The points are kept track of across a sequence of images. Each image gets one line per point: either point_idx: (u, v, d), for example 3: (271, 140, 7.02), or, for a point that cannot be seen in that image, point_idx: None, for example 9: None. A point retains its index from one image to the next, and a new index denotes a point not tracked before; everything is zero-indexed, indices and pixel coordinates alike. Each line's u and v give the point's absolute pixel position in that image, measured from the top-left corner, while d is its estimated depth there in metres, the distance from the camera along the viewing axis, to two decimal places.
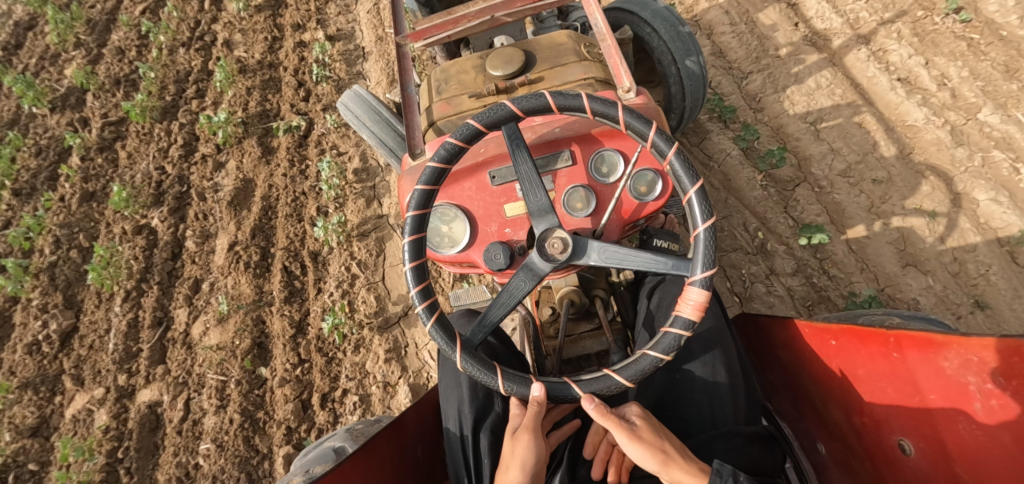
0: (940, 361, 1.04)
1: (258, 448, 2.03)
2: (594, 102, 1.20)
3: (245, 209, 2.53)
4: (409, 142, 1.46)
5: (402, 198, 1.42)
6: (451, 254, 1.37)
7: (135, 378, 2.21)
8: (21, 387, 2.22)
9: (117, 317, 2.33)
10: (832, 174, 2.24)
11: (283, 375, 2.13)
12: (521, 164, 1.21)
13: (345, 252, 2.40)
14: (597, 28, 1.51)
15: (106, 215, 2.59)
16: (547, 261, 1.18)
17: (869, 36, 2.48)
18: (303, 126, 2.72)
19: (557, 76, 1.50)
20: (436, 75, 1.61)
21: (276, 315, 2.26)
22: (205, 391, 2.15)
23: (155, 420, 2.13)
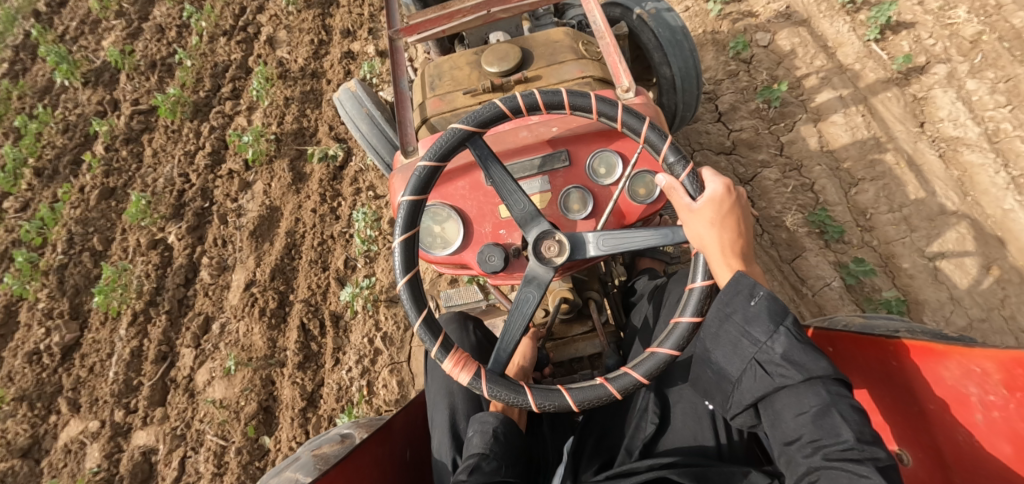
0: (940, 370, 1.03)
1: None
2: (599, 103, 1.16)
3: (267, 242, 2.48)
4: (402, 138, 1.44)
5: (394, 196, 1.39)
6: (443, 255, 1.34)
7: (133, 416, 2.20)
8: (16, 400, 2.26)
9: (121, 341, 2.33)
10: (947, 329, 1.85)
11: (287, 453, 2.04)
12: (644, 233, 1.12)
13: (370, 321, 2.26)
14: (595, 25, 1.48)
15: (123, 221, 2.60)
16: (544, 264, 1.14)
17: (1008, 155, 2.04)
18: (338, 156, 2.59)
19: (554, 74, 1.47)
20: (429, 70, 1.58)
21: (286, 380, 2.17)
22: (203, 451, 2.11)
23: (147, 470, 2.12)
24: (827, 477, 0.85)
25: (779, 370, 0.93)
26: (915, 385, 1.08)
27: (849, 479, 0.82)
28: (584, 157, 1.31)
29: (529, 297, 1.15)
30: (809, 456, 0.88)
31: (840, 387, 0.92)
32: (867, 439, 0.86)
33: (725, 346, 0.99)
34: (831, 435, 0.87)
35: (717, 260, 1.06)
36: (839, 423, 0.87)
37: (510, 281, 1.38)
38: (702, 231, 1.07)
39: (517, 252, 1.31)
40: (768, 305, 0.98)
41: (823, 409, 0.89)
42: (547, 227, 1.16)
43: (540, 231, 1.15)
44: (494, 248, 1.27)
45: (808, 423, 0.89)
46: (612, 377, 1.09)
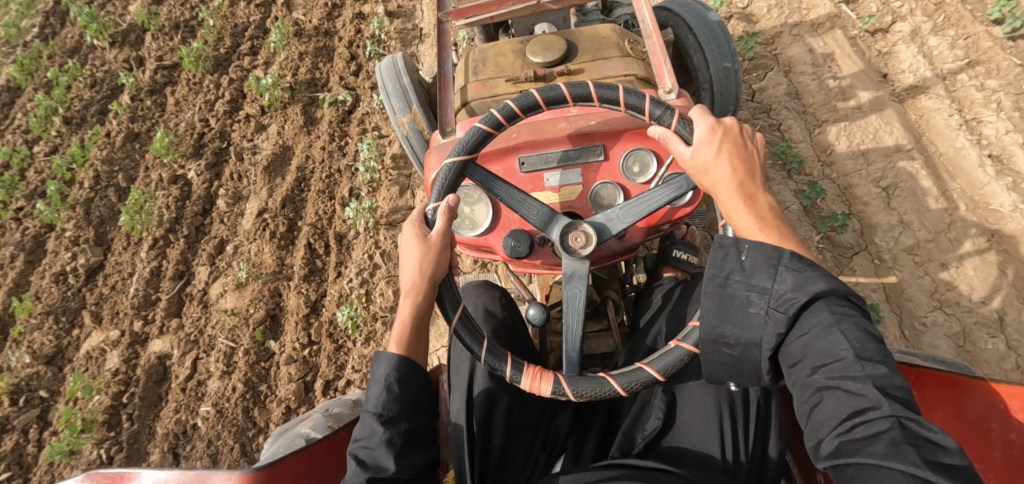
0: (964, 404, 1.06)
1: (255, 421, 2.05)
2: (573, 88, 1.16)
3: (279, 177, 2.53)
4: (442, 119, 1.46)
5: (428, 173, 1.41)
6: (470, 237, 1.36)
7: (150, 327, 2.29)
8: (43, 314, 2.34)
9: (142, 262, 2.41)
10: (896, 248, 1.99)
11: (290, 353, 2.15)
12: (660, 191, 1.17)
13: (370, 240, 2.35)
14: (643, 25, 1.47)
15: (147, 159, 2.67)
16: (571, 254, 1.15)
17: (964, 101, 2.15)
18: (348, 101, 2.65)
19: (597, 69, 1.47)
20: (473, 55, 1.59)
21: (293, 291, 2.27)
22: (214, 354, 2.19)
23: (163, 372, 2.21)
24: (829, 397, 0.89)
25: (791, 309, 0.95)
26: (933, 417, 1.10)
27: (848, 399, 0.87)
28: (619, 154, 1.31)
29: (576, 292, 1.16)
30: (810, 375, 0.92)
31: (844, 306, 0.94)
32: (866, 355, 0.89)
33: (736, 306, 0.98)
34: (832, 355, 0.90)
35: (726, 190, 1.05)
36: (840, 343, 0.90)
37: (533, 268, 1.40)
38: (709, 161, 1.07)
39: (543, 241, 1.33)
40: (761, 254, 0.99)
41: (825, 328, 0.92)
42: (569, 220, 1.17)
43: (566, 224, 1.16)
44: (520, 234, 1.29)
45: (812, 346, 0.93)
46: (649, 360, 1.10)
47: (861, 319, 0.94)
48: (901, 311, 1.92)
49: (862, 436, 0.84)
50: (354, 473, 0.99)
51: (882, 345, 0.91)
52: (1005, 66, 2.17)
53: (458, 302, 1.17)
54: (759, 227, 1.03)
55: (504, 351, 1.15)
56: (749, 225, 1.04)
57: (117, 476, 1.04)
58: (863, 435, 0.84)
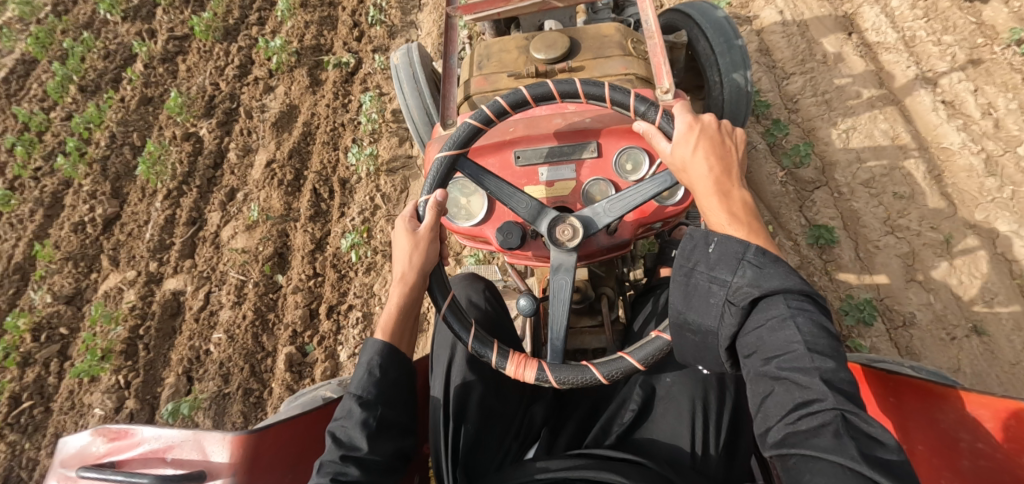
0: (936, 414, 1.07)
1: (264, 345, 2.18)
2: (561, 85, 1.21)
3: (286, 132, 2.67)
4: (443, 112, 1.51)
5: (427, 163, 1.45)
6: (465, 226, 1.40)
7: (165, 267, 2.42)
8: (63, 259, 2.45)
9: (156, 211, 2.53)
10: (854, 182, 2.20)
11: (297, 284, 2.29)
12: (649, 184, 1.21)
13: (372, 184, 2.50)
14: (647, 25, 1.49)
15: (160, 120, 2.78)
16: (558, 247, 1.18)
17: (921, 55, 2.36)
18: (351, 64, 2.80)
19: (598, 68, 1.50)
20: (479, 50, 1.62)
21: (299, 230, 2.41)
22: (225, 287, 2.32)
23: (176, 307, 2.32)
24: (778, 388, 0.92)
25: (745, 301, 0.99)
26: (907, 425, 1.12)
27: (797, 391, 0.91)
28: (612, 151, 1.34)
29: (563, 284, 1.19)
30: (764, 366, 0.95)
31: (801, 300, 0.97)
32: (817, 349, 0.92)
33: (699, 297, 1.04)
34: (784, 347, 0.94)
35: (703, 185, 1.10)
36: (792, 336, 0.94)
37: (526, 260, 1.43)
38: (688, 156, 1.12)
39: (535, 234, 1.37)
40: (726, 248, 1.04)
41: (780, 321, 0.95)
42: (556, 214, 1.20)
43: (552, 218, 1.20)
44: (512, 226, 1.32)
45: (766, 338, 0.96)
46: (629, 350, 1.14)
47: (817, 314, 0.97)
48: (856, 237, 2.11)
49: (806, 428, 0.87)
50: (329, 450, 1.02)
51: (834, 340, 0.94)
52: (961, 23, 2.39)
53: (447, 292, 1.20)
54: (729, 222, 1.07)
55: (490, 339, 1.19)
56: (721, 220, 1.08)
57: (120, 433, 1.07)
58: (808, 427, 0.87)
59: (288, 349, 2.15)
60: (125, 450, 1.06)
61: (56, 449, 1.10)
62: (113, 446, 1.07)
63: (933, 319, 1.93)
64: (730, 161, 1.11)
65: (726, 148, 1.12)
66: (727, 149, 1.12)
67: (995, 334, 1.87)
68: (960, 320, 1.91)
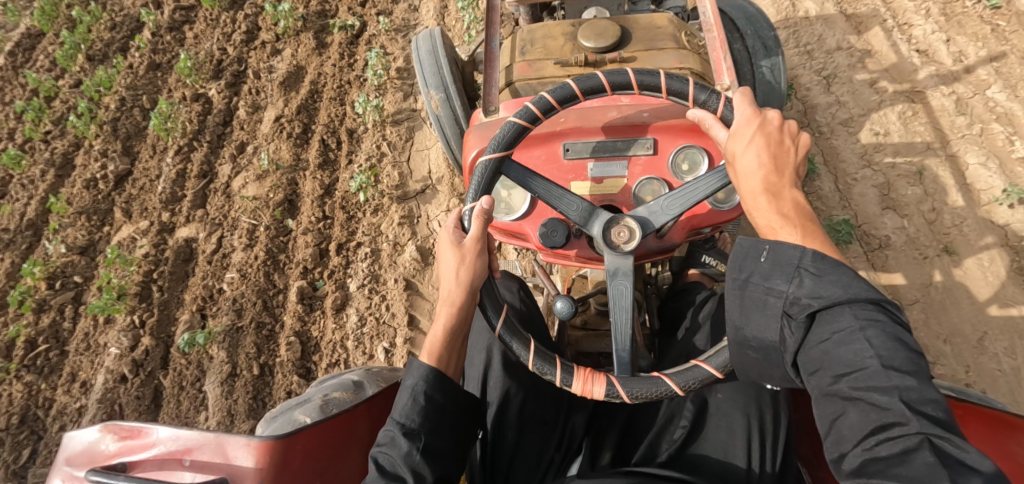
0: (1012, 445, 1.02)
1: (276, 282, 2.19)
2: (612, 77, 1.12)
3: (294, 91, 2.58)
4: (485, 98, 1.42)
5: (466, 151, 1.34)
6: (505, 221, 1.32)
7: (177, 217, 2.36)
8: (75, 214, 2.37)
9: (168, 166, 2.45)
10: (833, 122, 2.29)
11: (307, 226, 2.28)
12: (705, 181, 1.12)
13: (378, 133, 2.49)
14: (704, 17, 1.41)
15: (169, 83, 2.67)
16: (614, 251, 1.10)
17: (897, 11, 2.45)
18: (357, 26, 2.70)
19: (650, 60, 1.41)
20: (521, 35, 1.52)
21: (309, 178, 2.38)
22: (237, 231, 2.30)
23: (189, 253, 2.29)
24: (852, 408, 0.85)
25: (804, 313, 0.91)
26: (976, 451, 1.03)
27: (871, 412, 0.83)
28: (669, 149, 1.25)
29: (622, 290, 1.10)
30: (832, 384, 0.88)
31: (871, 311, 0.89)
32: (893, 365, 0.84)
33: (754, 308, 0.95)
34: (854, 364, 0.86)
35: (751, 182, 1.02)
36: (863, 350, 0.86)
37: (565, 259, 1.37)
38: (738, 149, 1.04)
39: (578, 232, 1.29)
40: (782, 255, 0.95)
41: (849, 335, 0.87)
42: (609, 216, 1.12)
43: (605, 220, 1.11)
44: (557, 223, 1.23)
45: (832, 353, 0.88)
46: (704, 358, 1.06)
47: (890, 325, 0.88)
48: (836, 170, 2.21)
49: (887, 455, 0.80)
50: (374, 479, 0.96)
51: (913, 354, 0.86)
52: None
53: (500, 307, 1.10)
54: (781, 224, 0.99)
55: (553, 355, 1.09)
56: (771, 221, 1.00)
57: (132, 432, 0.99)
58: (887, 454, 0.80)
59: (299, 283, 2.17)
60: (139, 451, 0.98)
61: (61, 445, 1.01)
62: (125, 446, 0.99)
63: (907, 240, 2.05)
64: (786, 160, 1.02)
65: (783, 146, 1.03)
66: (786, 148, 1.03)
67: (964, 251, 1.99)
68: (932, 241, 2.03)
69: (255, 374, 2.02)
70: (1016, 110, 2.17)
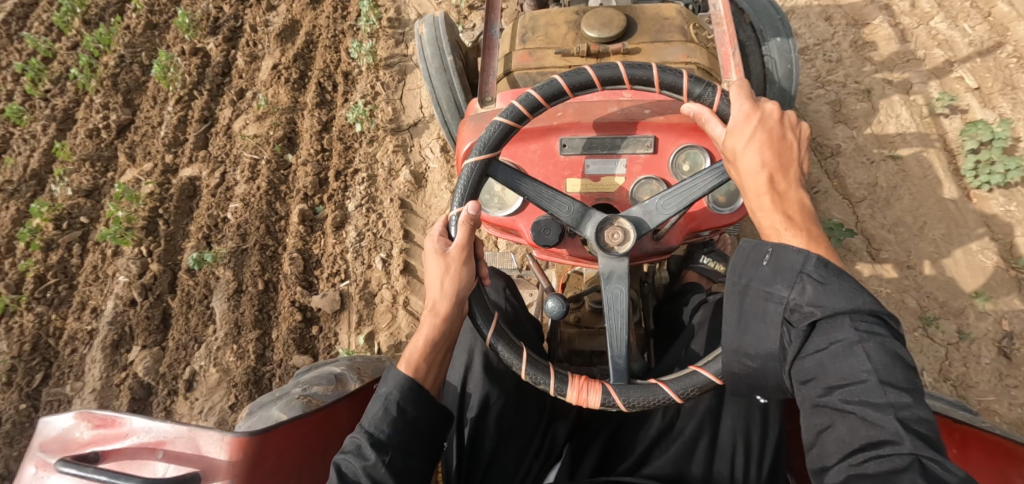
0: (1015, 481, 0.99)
1: (278, 210, 2.23)
2: (600, 70, 1.07)
3: (290, 42, 2.57)
4: (481, 88, 1.37)
5: (459, 143, 1.29)
6: (498, 216, 1.28)
7: (181, 159, 2.35)
8: (80, 160, 2.35)
9: (169, 114, 2.44)
10: None
11: (306, 158, 2.31)
12: (704, 177, 1.08)
13: (372, 75, 2.49)
14: (715, 10, 1.35)
15: (168, 40, 2.63)
16: (607, 252, 1.06)
17: None
18: None
19: (656, 53, 1.36)
20: (523, 21, 1.47)
21: (307, 116, 2.40)
22: (240, 166, 2.31)
23: (194, 191, 2.29)
24: (842, 421, 0.83)
25: (804, 323, 0.87)
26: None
27: (864, 428, 0.81)
28: (669, 149, 1.20)
29: (619, 293, 1.07)
30: (824, 396, 0.85)
31: (872, 322, 0.85)
32: (890, 380, 0.82)
33: (755, 317, 0.91)
34: (851, 377, 0.83)
35: (755, 181, 0.98)
36: (861, 364, 0.83)
37: (557, 257, 1.34)
38: (744, 146, 1.00)
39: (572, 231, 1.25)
40: (784, 260, 0.91)
41: (847, 348, 0.84)
42: (603, 216, 1.08)
43: (599, 220, 1.07)
44: (550, 220, 1.19)
45: (828, 365, 0.85)
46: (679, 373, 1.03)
47: (889, 338, 0.85)
48: None
49: (874, 472, 0.78)
50: None
51: (910, 368, 0.84)
52: None
53: (491, 317, 1.06)
54: (785, 227, 0.96)
55: (546, 364, 1.05)
56: (775, 222, 0.97)
57: (106, 421, 0.97)
58: (874, 471, 0.78)
59: (301, 208, 2.21)
60: (113, 440, 0.96)
61: (35, 429, 0.98)
62: (98, 434, 0.96)
63: (855, 148, 2.16)
64: (787, 156, 1.00)
65: (784, 142, 1.01)
66: (786, 145, 1.01)
67: (907, 157, 2.10)
68: (877, 149, 2.14)
69: (260, 289, 2.08)
70: (955, 37, 2.26)
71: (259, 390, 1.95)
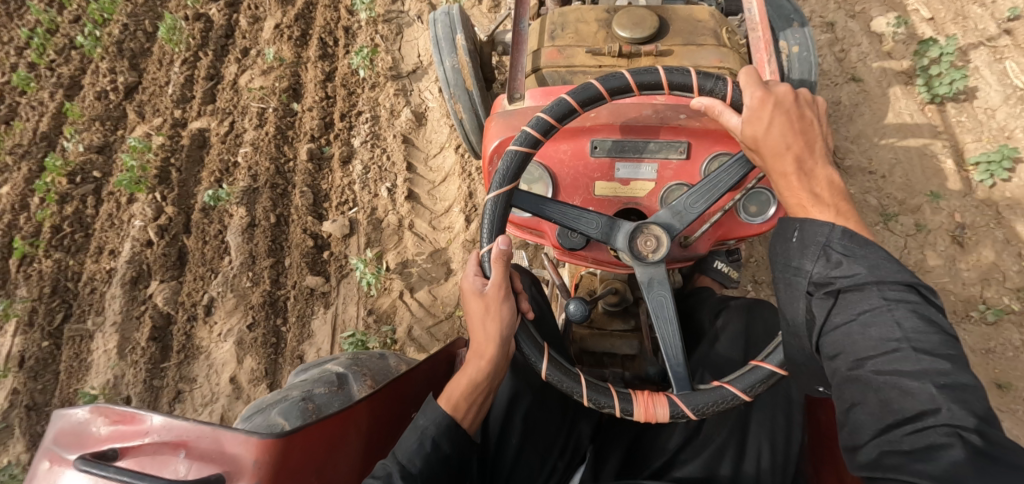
0: None
1: (286, 153, 2.30)
2: (606, 83, 1.04)
3: (292, 4, 2.56)
4: (510, 84, 1.32)
5: (486, 140, 1.26)
6: (523, 217, 1.26)
7: (189, 114, 2.38)
8: (89, 119, 2.36)
9: (175, 74, 2.44)
10: None
11: (312, 105, 2.37)
12: (728, 171, 1.07)
13: (371, 29, 2.53)
14: (750, 14, 1.33)
15: (170, 8, 2.58)
16: (638, 259, 1.06)
17: None
18: None
19: (688, 56, 1.34)
20: (552, 17, 1.44)
21: (310, 67, 2.44)
22: (247, 115, 2.36)
23: (203, 141, 2.35)
24: (874, 394, 0.82)
25: (831, 296, 0.87)
26: None
27: (899, 398, 0.80)
28: (703, 156, 1.18)
29: (663, 300, 1.06)
30: (855, 369, 0.85)
31: (902, 291, 0.85)
32: (923, 348, 0.81)
33: (785, 292, 0.93)
34: (882, 347, 0.83)
35: (778, 163, 0.96)
36: (891, 333, 0.83)
37: (581, 260, 1.34)
38: (768, 126, 0.96)
39: None
40: (810, 234, 0.90)
41: (876, 317, 0.84)
42: (632, 225, 1.07)
43: (632, 226, 1.06)
44: None
45: (858, 337, 0.85)
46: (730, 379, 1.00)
47: (921, 306, 0.85)
48: None
49: (910, 447, 0.77)
50: None
51: (944, 335, 0.83)
52: None
53: (540, 347, 1.03)
54: (812, 204, 0.93)
55: (607, 386, 1.02)
56: (802, 200, 0.94)
57: (125, 417, 0.95)
58: (911, 446, 0.77)
59: (308, 150, 2.29)
60: (131, 437, 0.94)
61: (51, 419, 0.96)
62: (116, 430, 0.94)
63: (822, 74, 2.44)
64: (808, 131, 0.96)
65: (803, 117, 0.97)
66: (807, 121, 0.97)
67: (867, 79, 2.39)
68: (843, 73, 2.42)
69: (272, 223, 2.18)
70: None
71: (274, 312, 2.10)
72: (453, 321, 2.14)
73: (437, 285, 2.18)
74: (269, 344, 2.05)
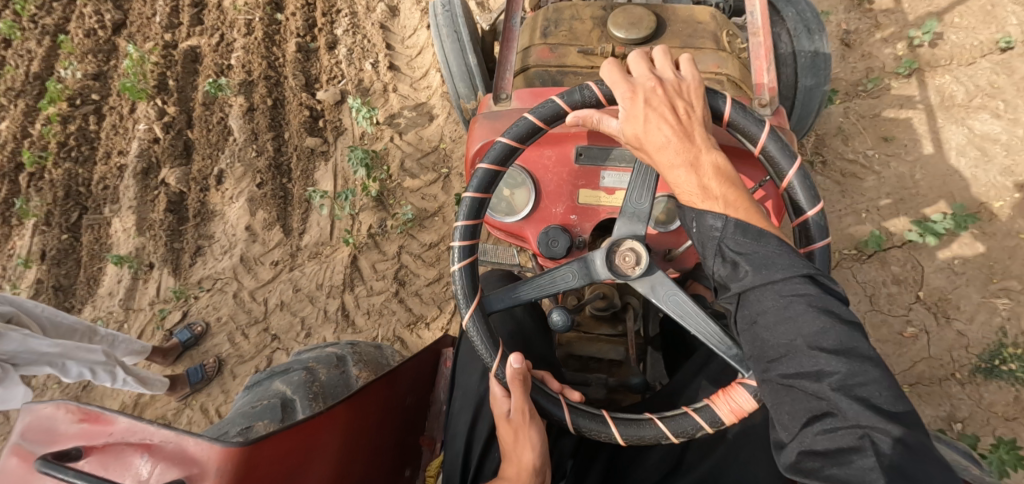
0: None
1: (275, 53, 2.46)
2: (509, 136, 1.02)
3: None
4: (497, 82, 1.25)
5: (470, 143, 1.21)
6: (504, 222, 1.22)
7: (177, 35, 2.53)
8: (83, 53, 2.51)
9: (161, 6, 2.57)
10: None
11: (295, 12, 2.54)
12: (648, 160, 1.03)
13: None
14: (752, 20, 1.26)
15: None
16: (614, 273, 1.02)
17: None
18: None
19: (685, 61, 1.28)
20: (546, 13, 1.38)
21: None
22: (237, 27, 2.51)
23: (195, 57, 2.50)
24: (785, 398, 0.78)
25: (732, 295, 0.85)
26: None
27: (803, 400, 0.76)
28: None
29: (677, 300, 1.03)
30: (766, 371, 0.81)
31: (801, 283, 0.80)
32: (821, 344, 0.77)
33: None
34: (782, 346, 0.79)
35: (665, 156, 0.91)
36: (788, 331, 0.79)
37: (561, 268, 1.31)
38: (645, 124, 0.92)
39: (582, 245, 1.19)
40: (706, 232, 0.88)
41: (775, 316, 0.80)
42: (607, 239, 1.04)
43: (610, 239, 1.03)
44: (560, 233, 1.13)
45: (761, 337, 0.81)
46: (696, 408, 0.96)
47: (820, 297, 0.80)
48: None
49: (822, 452, 0.73)
50: None
51: (847, 326, 0.78)
52: None
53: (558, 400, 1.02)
54: (700, 195, 0.89)
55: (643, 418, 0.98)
56: (691, 194, 0.90)
57: (92, 415, 0.91)
58: (822, 451, 0.73)
59: (297, 43, 2.47)
60: (97, 437, 0.91)
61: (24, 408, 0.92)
62: (83, 429, 0.91)
63: None
64: (685, 116, 0.91)
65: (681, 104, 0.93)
66: (685, 105, 0.92)
67: None
68: None
69: (270, 105, 2.37)
70: None
71: (281, 173, 2.31)
72: (439, 153, 2.35)
73: (423, 128, 2.40)
74: (278, 197, 2.28)
